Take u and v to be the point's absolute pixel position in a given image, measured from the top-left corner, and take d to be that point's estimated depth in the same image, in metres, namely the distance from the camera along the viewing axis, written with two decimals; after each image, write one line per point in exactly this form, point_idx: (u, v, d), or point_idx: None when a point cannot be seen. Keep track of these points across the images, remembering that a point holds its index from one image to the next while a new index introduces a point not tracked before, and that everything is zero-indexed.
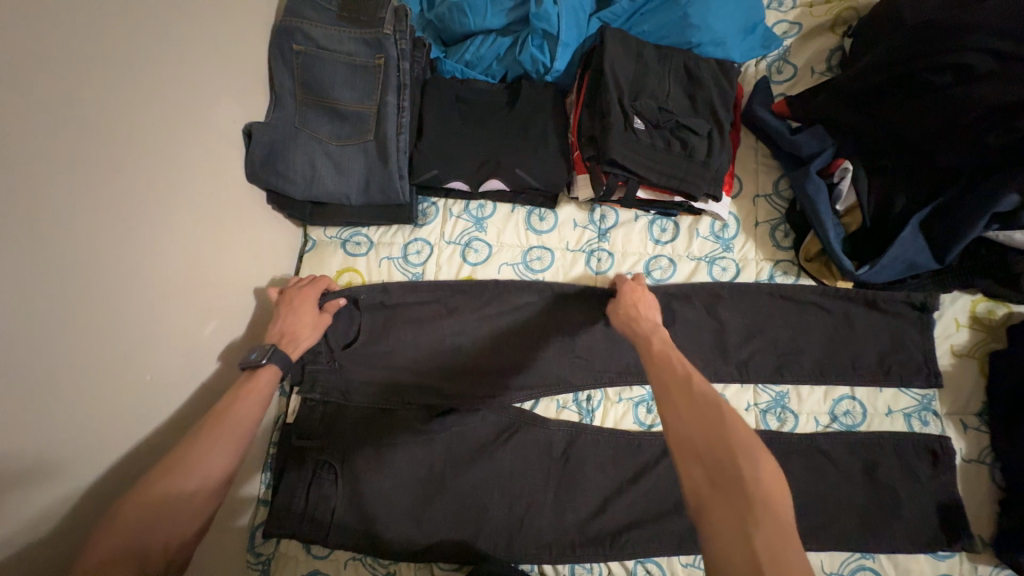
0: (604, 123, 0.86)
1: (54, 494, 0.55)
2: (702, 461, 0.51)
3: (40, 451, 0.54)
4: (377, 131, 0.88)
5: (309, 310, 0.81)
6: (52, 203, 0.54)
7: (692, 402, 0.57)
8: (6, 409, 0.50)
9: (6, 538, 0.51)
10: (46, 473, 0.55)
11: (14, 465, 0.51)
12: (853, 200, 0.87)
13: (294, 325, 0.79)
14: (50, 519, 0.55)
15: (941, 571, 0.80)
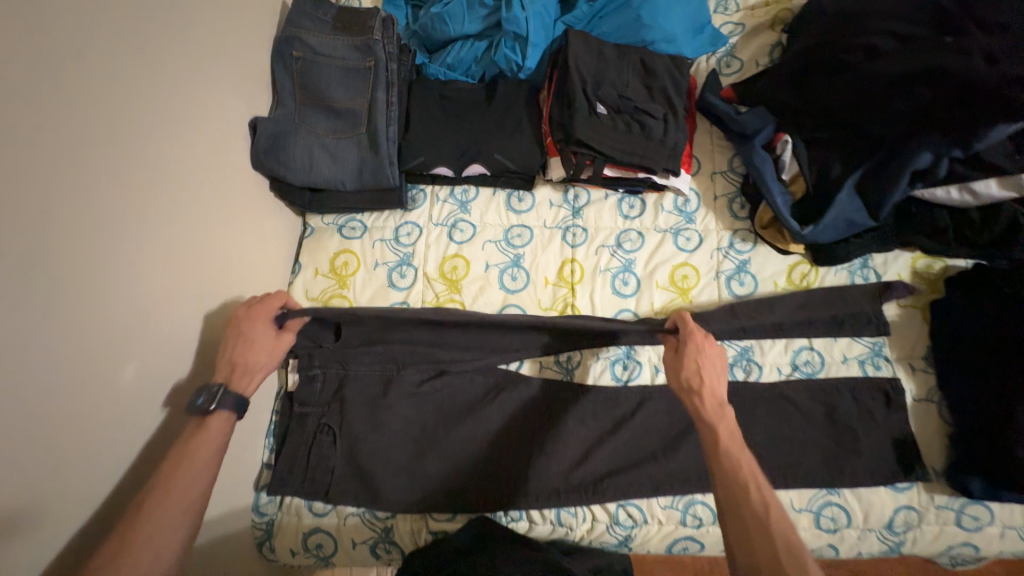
0: (571, 109, 0.98)
1: (79, 420, 0.63)
2: None
3: (70, 379, 0.61)
4: (368, 124, 0.98)
5: (263, 333, 0.80)
6: (86, 172, 0.63)
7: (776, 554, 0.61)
8: (44, 335, 0.58)
9: (41, 450, 0.58)
10: (74, 400, 0.62)
11: (47, 386, 0.59)
12: (796, 169, 0.97)
13: (246, 356, 0.78)
14: (77, 445, 0.62)
15: (902, 502, 0.86)
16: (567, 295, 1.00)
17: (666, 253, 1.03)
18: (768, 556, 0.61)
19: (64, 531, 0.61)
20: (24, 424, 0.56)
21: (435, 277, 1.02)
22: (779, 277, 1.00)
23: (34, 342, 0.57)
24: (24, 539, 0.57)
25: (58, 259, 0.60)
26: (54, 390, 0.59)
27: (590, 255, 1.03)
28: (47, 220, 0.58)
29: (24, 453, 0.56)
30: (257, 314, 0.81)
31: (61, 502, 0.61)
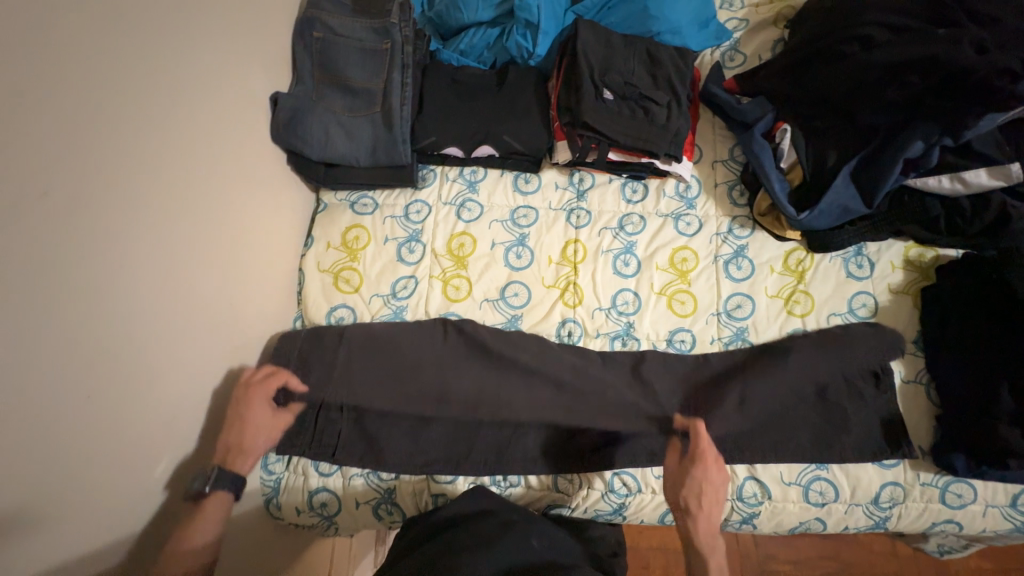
0: (578, 94, 1.02)
1: (107, 358, 0.67)
2: None
3: (99, 319, 0.66)
4: (383, 103, 1.03)
5: (258, 414, 0.85)
6: (118, 129, 0.68)
7: None
8: (75, 274, 0.62)
9: (74, 382, 0.63)
10: (102, 340, 0.66)
11: (78, 322, 0.63)
12: (793, 157, 1.00)
13: (244, 436, 0.83)
14: (104, 382, 0.67)
15: (888, 479, 0.89)
16: (569, 274, 1.04)
17: (667, 236, 1.06)
18: None
19: (90, 461, 0.65)
20: (57, 354, 0.60)
21: (443, 254, 1.05)
22: (776, 262, 1.04)
23: (68, 281, 0.62)
24: (54, 462, 0.61)
25: (91, 207, 0.64)
26: (85, 327, 0.64)
27: (594, 237, 1.06)
28: (83, 170, 0.63)
29: (58, 383, 0.61)
30: (253, 396, 0.85)
31: (89, 434, 0.65)
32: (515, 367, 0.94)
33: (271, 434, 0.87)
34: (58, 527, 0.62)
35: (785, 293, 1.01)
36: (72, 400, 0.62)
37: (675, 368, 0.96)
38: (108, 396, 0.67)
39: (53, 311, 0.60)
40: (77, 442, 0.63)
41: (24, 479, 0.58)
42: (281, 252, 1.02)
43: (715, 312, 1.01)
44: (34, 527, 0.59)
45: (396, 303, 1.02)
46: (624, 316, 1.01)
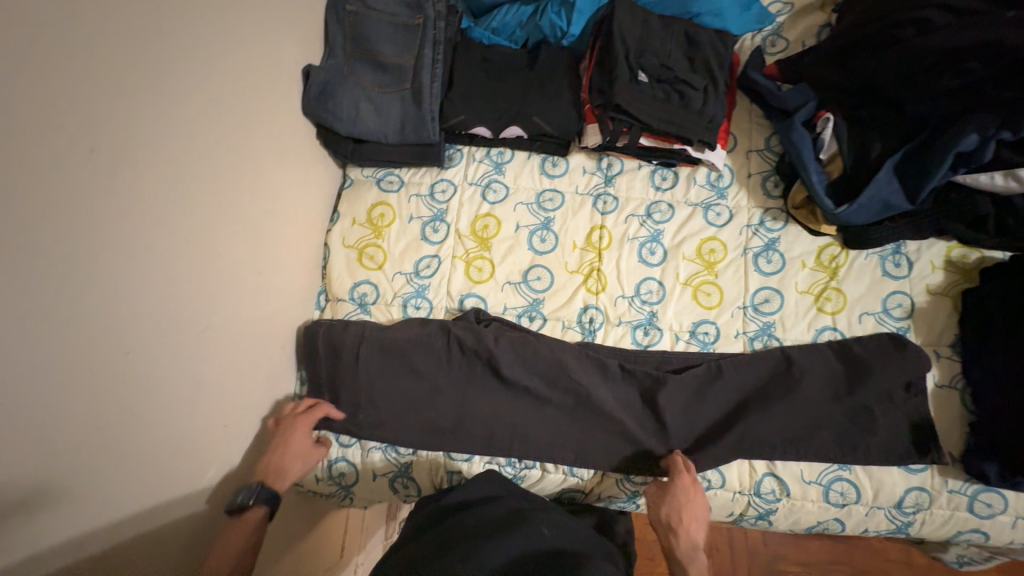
0: (612, 76, 0.99)
1: (146, 318, 0.69)
2: None
3: (139, 278, 0.67)
4: (413, 80, 1.02)
5: (299, 441, 0.86)
6: (160, 93, 0.69)
7: None
8: (119, 232, 0.64)
9: (118, 337, 0.65)
10: (142, 299, 0.68)
11: (121, 280, 0.65)
12: (835, 148, 0.96)
13: (285, 459, 0.84)
14: (146, 340, 0.69)
15: (913, 483, 0.87)
16: (594, 260, 1.02)
17: (695, 226, 1.04)
18: None
19: (137, 414, 0.68)
20: (105, 307, 0.63)
21: (466, 235, 1.05)
22: (808, 257, 1.01)
23: (114, 237, 0.64)
24: (107, 411, 0.63)
25: (134, 167, 0.66)
26: (129, 284, 0.66)
27: (620, 224, 1.04)
28: (129, 131, 0.65)
29: (105, 336, 0.63)
30: (301, 423, 0.87)
31: (135, 388, 0.67)
32: (513, 385, 0.92)
33: (307, 462, 0.86)
34: (114, 472, 0.65)
35: (816, 290, 0.98)
36: (118, 354, 0.65)
37: (688, 381, 0.93)
38: (150, 352, 0.69)
39: (101, 266, 0.62)
40: (126, 394, 0.66)
41: (78, 425, 0.60)
42: (307, 226, 1.03)
43: (741, 306, 0.99)
44: (88, 471, 0.62)
45: (419, 282, 1.03)
46: (647, 305, 1.00)
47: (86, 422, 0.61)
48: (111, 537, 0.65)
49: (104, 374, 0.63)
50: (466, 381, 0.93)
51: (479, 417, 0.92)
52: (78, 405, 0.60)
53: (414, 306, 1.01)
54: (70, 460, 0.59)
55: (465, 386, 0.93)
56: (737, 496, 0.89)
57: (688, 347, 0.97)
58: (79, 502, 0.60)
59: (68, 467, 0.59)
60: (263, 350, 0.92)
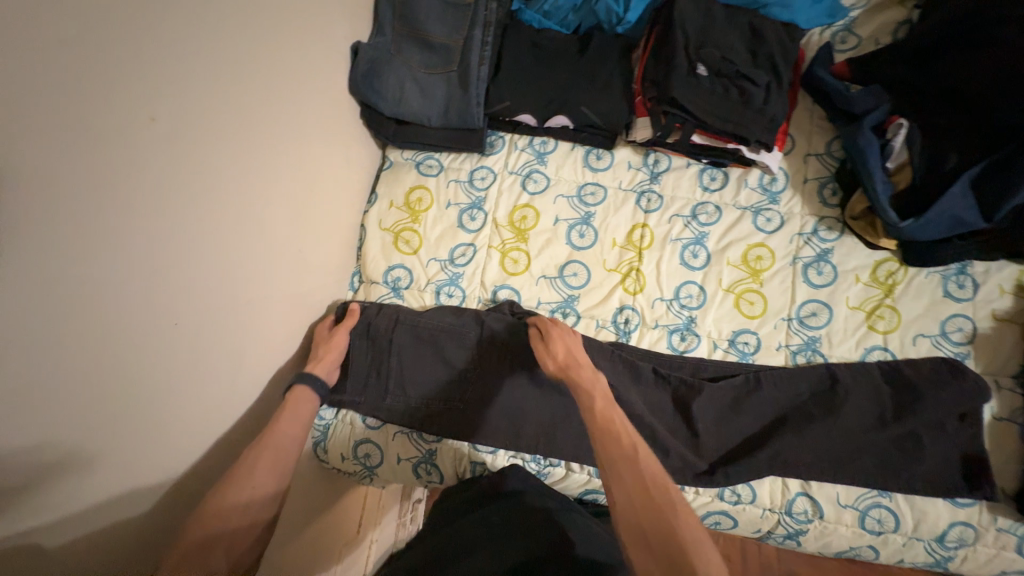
0: (668, 67, 0.94)
1: (193, 288, 0.70)
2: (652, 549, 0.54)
3: (188, 250, 0.68)
4: (460, 62, 1.00)
5: (322, 334, 0.93)
6: (216, 65, 0.69)
7: (643, 483, 0.59)
8: (173, 202, 0.65)
9: (168, 306, 0.66)
10: (190, 271, 0.69)
11: (172, 250, 0.66)
12: (904, 157, 0.90)
13: (321, 344, 0.92)
14: (191, 309, 0.70)
15: (959, 518, 0.82)
16: (633, 259, 0.99)
17: (743, 231, 0.99)
18: (643, 493, 0.58)
19: (182, 382, 0.69)
20: (157, 276, 0.64)
21: (504, 225, 1.03)
22: (862, 271, 0.95)
23: (167, 207, 0.64)
24: (154, 377, 0.65)
25: (190, 139, 0.66)
26: (180, 254, 0.67)
27: (663, 223, 1.01)
28: (186, 101, 0.65)
29: (155, 303, 0.64)
30: (325, 318, 0.97)
31: (180, 357, 0.69)
32: (543, 381, 0.91)
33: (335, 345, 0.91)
34: (159, 436, 0.67)
35: (869, 306, 0.93)
36: (167, 322, 0.66)
37: (724, 392, 0.90)
38: (195, 323, 0.71)
39: (155, 235, 0.63)
40: (172, 363, 0.67)
41: (130, 388, 0.62)
42: (345, 206, 1.03)
43: (785, 317, 0.95)
44: (136, 435, 0.63)
45: (453, 269, 1.02)
46: (685, 310, 0.96)
47: (136, 387, 0.63)
48: (155, 497, 0.67)
49: (154, 342, 0.64)
50: (496, 376, 0.92)
51: (506, 411, 0.91)
52: (129, 370, 0.62)
53: (447, 294, 1.01)
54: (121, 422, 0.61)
55: (495, 378, 0.92)
56: (767, 513, 0.86)
57: (726, 356, 0.94)
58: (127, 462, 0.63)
59: (118, 428, 0.61)
60: (298, 327, 0.93)
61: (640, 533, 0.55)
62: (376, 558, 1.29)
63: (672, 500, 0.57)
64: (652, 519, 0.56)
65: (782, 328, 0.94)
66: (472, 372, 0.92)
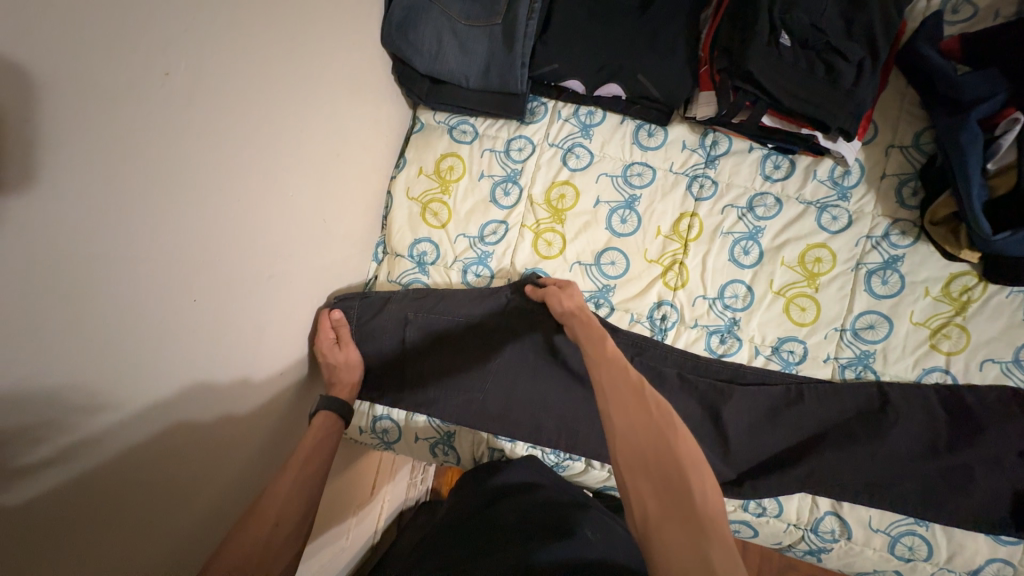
0: (746, 33, 0.82)
1: (214, 262, 0.65)
2: (651, 478, 0.50)
3: (210, 221, 0.64)
4: (506, 14, 0.89)
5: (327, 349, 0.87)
6: (239, 10, 0.61)
7: (648, 414, 0.55)
8: (191, 169, 0.59)
9: (190, 282, 0.62)
10: (213, 244, 0.65)
11: (193, 221, 0.61)
12: (1011, 159, 0.78)
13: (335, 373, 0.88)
14: (214, 283, 0.66)
15: (998, 555, 0.78)
16: (678, 251, 0.92)
17: (804, 228, 0.89)
18: (648, 425, 0.54)
19: (204, 359, 0.66)
20: (179, 247, 0.60)
21: (540, 202, 0.95)
22: (934, 284, 0.86)
23: (186, 174, 0.59)
24: (181, 352, 0.63)
25: (212, 95, 0.60)
26: (200, 225, 0.62)
27: (714, 214, 0.92)
28: (207, 51, 0.58)
29: (177, 278, 0.60)
30: (324, 341, 0.88)
31: (204, 332, 0.66)
32: (568, 373, 0.87)
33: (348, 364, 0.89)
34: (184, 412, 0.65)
35: (934, 324, 0.85)
36: (190, 296, 0.62)
37: (761, 400, 0.85)
38: (219, 297, 0.67)
39: (176, 204, 0.58)
40: (193, 339, 0.64)
41: (155, 364, 0.59)
42: (371, 172, 0.96)
43: (839, 328, 0.87)
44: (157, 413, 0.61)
45: (483, 248, 0.96)
46: (729, 311, 0.89)
47: (165, 362, 0.60)
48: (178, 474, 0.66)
49: (175, 320, 0.61)
50: (517, 363, 0.89)
51: (526, 403, 0.88)
52: (156, 346, 0.59)
53: (474, 273, 0.95)
54: (150, 398, 0.59)
55: (517, 369, 0.89)
56: (790, 528, 0.84)
57: (767, 364, 0.88)
58: (161, 439, 0.61)
59: (148, 404, 0.59)
60: (320, 299, 0.90)
61: (638, 458, 0.52)
62: (388, 514, 1.34)
63: (673, 429, 0.53)
64: (650, 445, 0.52)
65: (833, 339, 0.87)
66: (493, 360, 0.89)
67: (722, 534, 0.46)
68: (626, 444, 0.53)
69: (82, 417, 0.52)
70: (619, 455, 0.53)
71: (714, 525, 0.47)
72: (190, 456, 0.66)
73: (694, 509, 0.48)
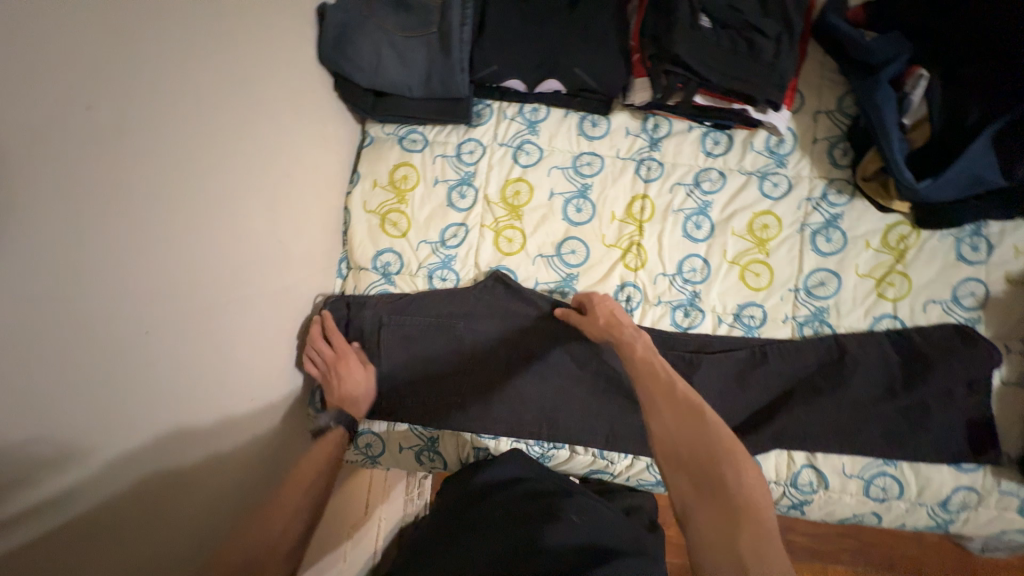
0: (669, 20, 0.86)
1: (164, 294, 0.63)
2: (690, 473, 0.58)
3: (156, 253, 0.62)
4: (440, 23, 0.91)
5: (353, 368, 0.88)
6: (162, 40, 0.61)
7: (684, 418, 0.62)
8: (128, 200, 0.58)
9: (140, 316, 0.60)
10: (161, 276, 0.63)
11: (136, 253, 0.59)
12: (922, 112, 0.84)
13: (345, 390, 0.87)
14: (169, 315, 0.64)
15: (963, 483, 0.83)
16: (634, 233, 0.95)
17: (749, 198, 0.94)
18: (687, 428, 0.61)
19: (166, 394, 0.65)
20: (127, 281, 0.58)
21: (496, 201, 0.97)
22: (873, 237, 0.91)
23: (122, 206, 0.57)
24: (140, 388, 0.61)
25: (143, 125, 0.59)
26: (147, 257, 0.61)
27: (664, 193, 0.95)
28: (133, 84, 0.58)
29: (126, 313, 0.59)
30: (344, 365, 0.87)
31: (163, 366, 0.64)
32: (541, 364, 0.91)
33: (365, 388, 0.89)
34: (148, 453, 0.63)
35: (879, 273, 0.90)
36: (147, 333, 0.61)
37: (728, 365, 0.88)
38: (175, 330, 0.65)
39: (117, 239, 0.57)
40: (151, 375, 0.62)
41: (116, 406, 0.58)
42: (325, 190, 0.96)
43: (792, 288, 0.91)
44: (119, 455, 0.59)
45: (445, 252, 0.97)
46: (689, 284, 0.93)
47: (124, 403, 0.59)
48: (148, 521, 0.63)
49: (128, 358, 0.59)
50: (493, 361, 0.92)
51: (504, 397, 0.91)
52: (112, 387, 0.57)
53: (440, 278, 0.96)
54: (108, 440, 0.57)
55: (490, 367, 0.91)
56: (772, 486, 0.87)
57: (731, 331, 0.91)
58: (127, 484, 0.60)
59: (112, 447, 0.58)
60: (286, 322, 0.89)
61: (678, 456, 0.60)
62: (388, 535, 1.31)
63: (710, 429, 0.60)
64: (689, 444, 0.60)
65: (789, 300, 0.91)
66: (469, 360, 0.92)
67: (755, 520, 0.54)
68: (668, 445, 0.61)
69: (33, 469, 0.49)
70: (659, 444, 0.62)
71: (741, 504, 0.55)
72: (163, 495, 0.64)
73: (731, 498, 0.55)
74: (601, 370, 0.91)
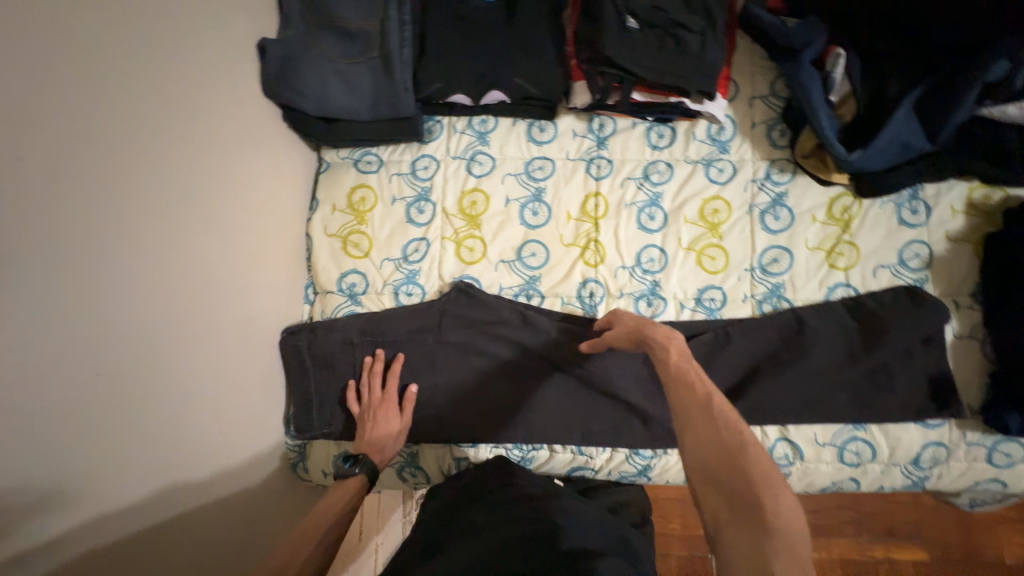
0: (598, 25, 0.90)
1: (117, 336, 0.64)
2: (721, 493, 0.49)
3: (104, 296, 0.62)
4: (381, 46, 0.95)
5: (388, 416, 0.88)
6: (94, 89, 0.62)
7: (715, 426, 0.52)
8: (68, 246, 0.58)
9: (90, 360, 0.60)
10: (112, 318, 0.63)
11: (82, 298, 0.60)
12: (846, 88, 0.89)
13: (373, 439, 0.85)
14: (124, 356, 0.65)
15: (931, 439, 0.85)
16: (590, 230, 0.97)
17: (697, 185, 0.97)
18: (720, 439, 0.51)
19: (125, 436, 0.64)
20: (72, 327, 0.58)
21: (454, 213, 0.99)
22: (818, 211, 0.94)
23: (63, 253, 0.58)
24: (95, 433, 0.61)
25: (81, 172, 0.60)
26: (93, 300, 0.61)
27: (616, 189, 0.98)
28: (65, 132, 0.59)
29: (75, 359, 0.59)
30: (384, 410, 0.88)
31: (120, 408, 0.64)
32: (512, 368, 0.93)
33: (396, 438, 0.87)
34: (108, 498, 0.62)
35: (828, 245, 0.93)
36: (99, 377, 0.61)
37: (695, 349, 0.90)
38: (131, 370, 0.65)
39: (58, 285, 0.57)
40: (106, 417, 0.62)
41: (66, 452, 0.57)
42: (284, 218, 0.97)
43: (748, 268, 0.94)
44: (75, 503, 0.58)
45: (409, 267, 0.98)
46: (649, 274, 0.95)
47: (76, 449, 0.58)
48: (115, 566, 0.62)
49: (78, 403, 0.59)
50: (465, 369, 0.93)
51: (479, 403, 0.92)
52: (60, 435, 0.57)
53: (406, 293, 0.97)
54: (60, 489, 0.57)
55: (463, 376, 0.92)
56: None
57: (694, 315, 0.93)
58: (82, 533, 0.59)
59: (62, 495, 0.57)
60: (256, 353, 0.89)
61: (707, 470, 0.51)
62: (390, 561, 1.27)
63: (746, 444, 0.50)
64: (722, 456, 0.50)
65: (746, 279, 0.93)
66: (442, 371, 0.93)
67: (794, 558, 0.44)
68: (699, 454, 0.52)
69: None
70: (688, 453, 0.53)
71: (787, 546, 0.45)
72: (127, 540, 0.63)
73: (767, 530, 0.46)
74: (571, 366, 0.92)
